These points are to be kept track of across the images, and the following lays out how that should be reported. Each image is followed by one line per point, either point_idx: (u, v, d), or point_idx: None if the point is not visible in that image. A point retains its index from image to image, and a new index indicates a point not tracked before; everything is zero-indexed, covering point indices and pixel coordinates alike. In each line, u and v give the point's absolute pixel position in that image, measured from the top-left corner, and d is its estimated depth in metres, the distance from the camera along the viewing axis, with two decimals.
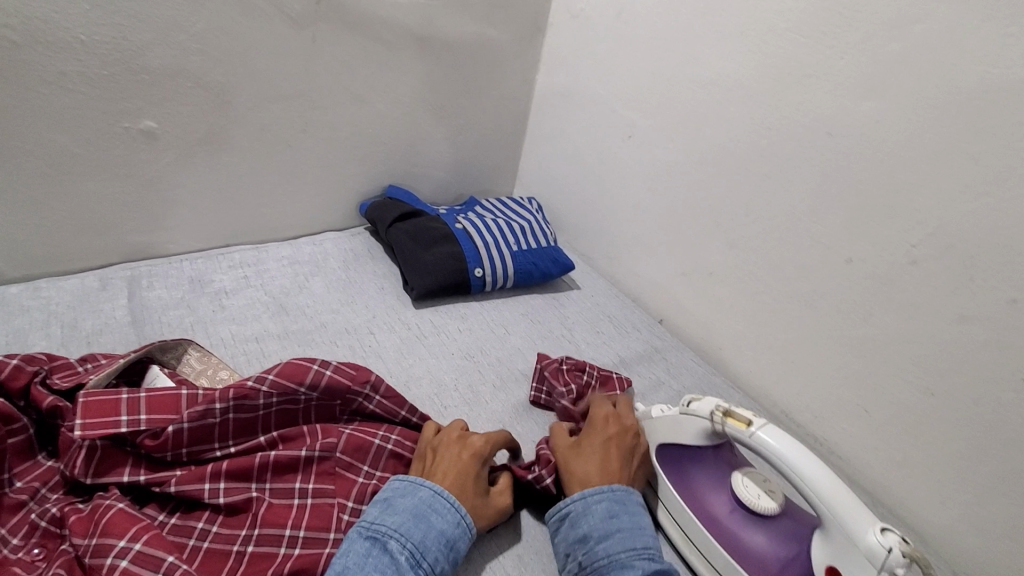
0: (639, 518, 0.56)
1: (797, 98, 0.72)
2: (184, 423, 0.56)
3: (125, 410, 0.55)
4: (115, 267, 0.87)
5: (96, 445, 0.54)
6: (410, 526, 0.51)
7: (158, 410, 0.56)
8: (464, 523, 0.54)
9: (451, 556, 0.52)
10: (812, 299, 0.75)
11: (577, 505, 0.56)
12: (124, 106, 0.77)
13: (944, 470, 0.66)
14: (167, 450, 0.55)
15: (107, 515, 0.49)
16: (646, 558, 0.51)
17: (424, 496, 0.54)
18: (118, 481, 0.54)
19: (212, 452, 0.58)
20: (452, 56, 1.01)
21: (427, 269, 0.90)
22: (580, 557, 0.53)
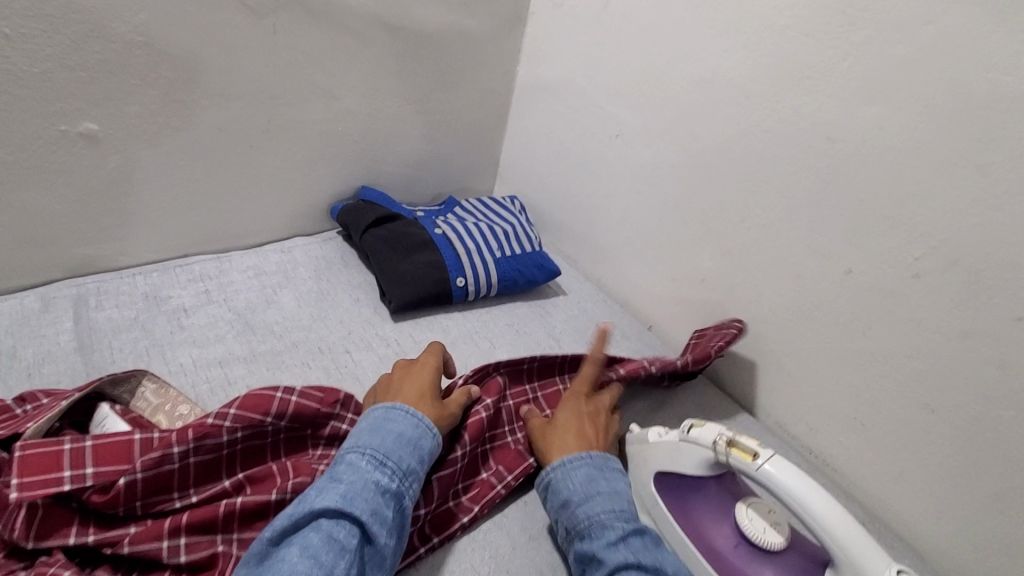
0: (619, 482, 0.58)
1: (796, 100, 0.68)
2: (138, 473, 0.50)
3: (69, 464, 0.48)
4: (60, 284, 0.79)
5: (38, 505, 0.48)
6: (366, 438, 0.52)
7: (108, 461, 0.50)
8: (423, 425, 0.55)
9: (416, 453, 0.53)
10: (809, 310, 0.72)
11: (557, 471, 0.59)
12: (58, 107, 0.69)
13: (941, 487, 0.65)
14: (120, 504, 0.50)
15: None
16: (624, 520, 0.54)
17: (377, 414, 0.55)
18: (64, 544, 0.47)
19: (171, 503, 0.52)
20: (426, 47, 0.94)
21: (405, 279, 0.85)
22: (564, 522, 0.56)
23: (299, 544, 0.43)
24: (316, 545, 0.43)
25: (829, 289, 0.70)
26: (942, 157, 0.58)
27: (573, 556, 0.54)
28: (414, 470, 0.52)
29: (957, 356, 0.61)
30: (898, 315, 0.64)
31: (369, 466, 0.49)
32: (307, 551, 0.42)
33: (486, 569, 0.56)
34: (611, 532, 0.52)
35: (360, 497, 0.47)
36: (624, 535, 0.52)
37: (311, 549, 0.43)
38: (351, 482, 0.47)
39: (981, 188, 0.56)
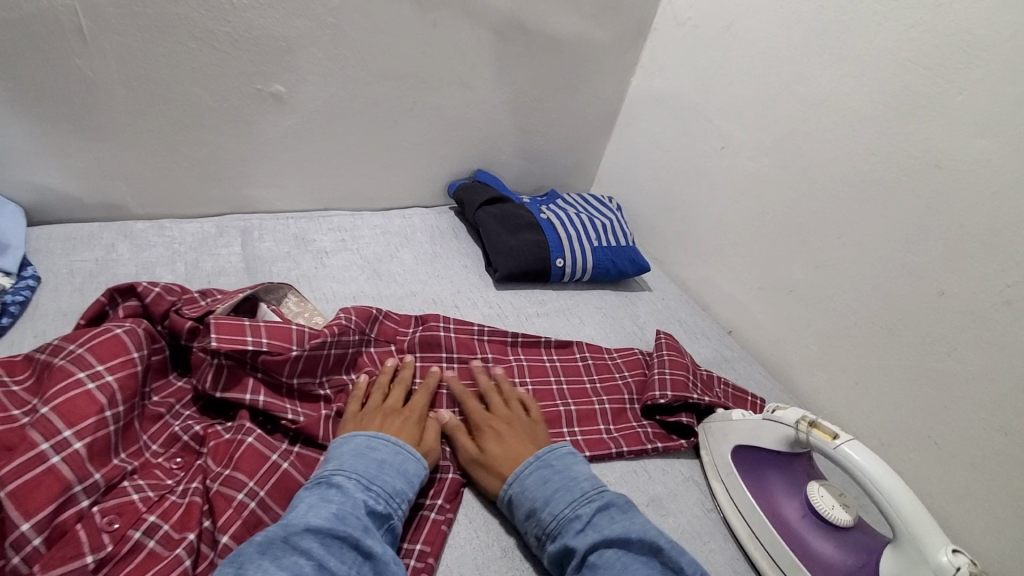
0: (572, 468, 0.59)
1: (907, 128, 0.73)
2: (302, 351, 0.63)
3: (249, 334, 0.61)
4: (229, 216, 0.94)
5: (223, 364, 0.60)
6: (347, 463, 0.54)
7: (277, 338, 0.62)
8: (406, 450, 0.57)
9: (404, 476, 0.55)
10: (895, 327, 0.76)
11: (515, 486, 0.58)
12: (260, 69, 0.83)
13: (1009, 512, 0.67)
14: (281, 378, 0.62)
15: (240, 448, 0.54)
16: (585, 503, 0.55)
17: (360, 440, 0.56)
18: (242, 400, 0.59)
19: (316, 388, 0.65)
20: (555, 51, 1.04)
21: (511, 253, 0.94)
22: (535, 529, 0.56)
23: (290, 568, 0.44)
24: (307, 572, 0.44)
25: (919, 308, 0.73)
26: None
27: (550, 559, 0.54)
28: (401, 491, 0.54)
29: None
30: (986, 339, 0.67)
31: (357, 487, 0.52)
32: None
33: None
34: (578, 521, 0.54)
35: (347, 517, 0.49)
36: (590, 518, 0.54)
37: None
38: (341, 503, 0.50)
39: None
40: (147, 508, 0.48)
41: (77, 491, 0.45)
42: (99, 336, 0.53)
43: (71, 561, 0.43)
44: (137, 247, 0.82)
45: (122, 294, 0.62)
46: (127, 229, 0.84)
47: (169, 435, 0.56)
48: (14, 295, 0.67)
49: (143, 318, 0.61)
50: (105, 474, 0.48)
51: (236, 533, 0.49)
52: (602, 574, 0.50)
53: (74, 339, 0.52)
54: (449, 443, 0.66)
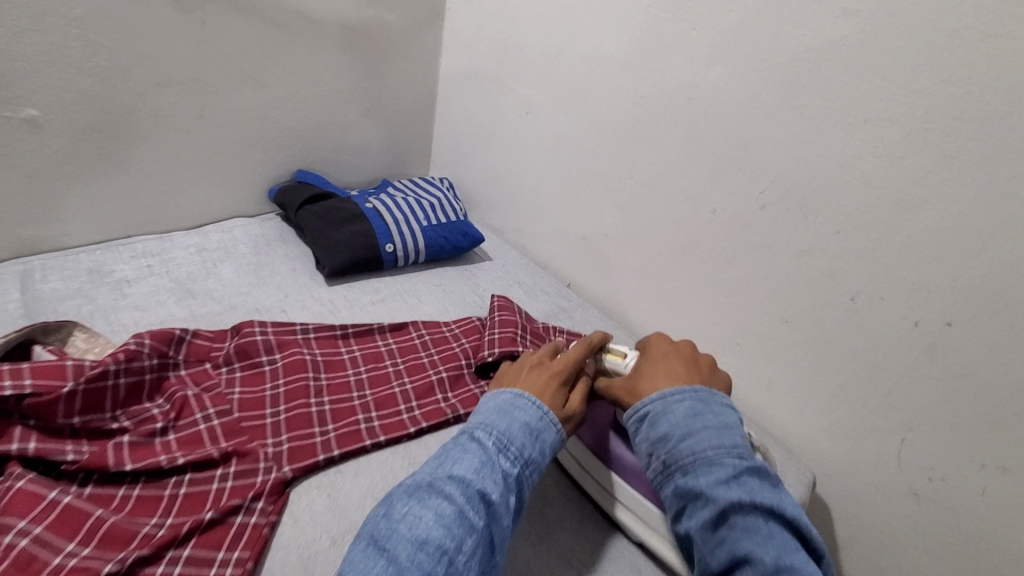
0: (726, 417, 0.56)
1: (661, 67, 0.80)
2: (80, 385, 0.58)
3: (7, 378, 0.55)
4: (5, 263, 0.83)
5: None
6: (495, 419, 0.55)
7: (44, 377, 0.57)
8: (548, 416, 0.57)
9: (537, 444, 0.54)
10: (688, 249, 0.84)
11: (658, 404, 0.57)
12: (2, 94, 0.75)
13: (801, 388, 0.76)
14: (59, 420, 0.57)
15: (7, 494, 0.50)
16: (735, 455, 0.52)
17: (504, 398, 0.57)
18: (5, 452, 0.53)
19: (104, 422, 0.59)
20: (352, 40, 1.03)
21: (338, 246, 0.93)
22: (663, 455, 0.54)
23: (434, 509, 0.46)
24: (450, 516, 0.46)
25: (701, 227, 0.81)
26: (771, 103, 0.70)
27: (673, 490, 0.53)
28: (535, 460, 0.54)
29: (799, 271, 0.72)
30: (753, 242, 0.76)
31: (494, 448, 0.52)
32: (441, 521, 0.45)
33: (404, 473, 0.64)
34: (720, 470, 0.51)
35: (488, 477, 0.49)
36: (737, 473, 0.51)
37: (445, 519, 0.46)
38: (481, 458, 0.51)
39: (801, 126, 0.69)
40: None
41: None
42: None
43: None
44: None
45: None
46: None
47: None
48: None
49: None
50: None
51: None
52: (743, 536, 0.47)
53: None
54: (272, 445, 0.63)
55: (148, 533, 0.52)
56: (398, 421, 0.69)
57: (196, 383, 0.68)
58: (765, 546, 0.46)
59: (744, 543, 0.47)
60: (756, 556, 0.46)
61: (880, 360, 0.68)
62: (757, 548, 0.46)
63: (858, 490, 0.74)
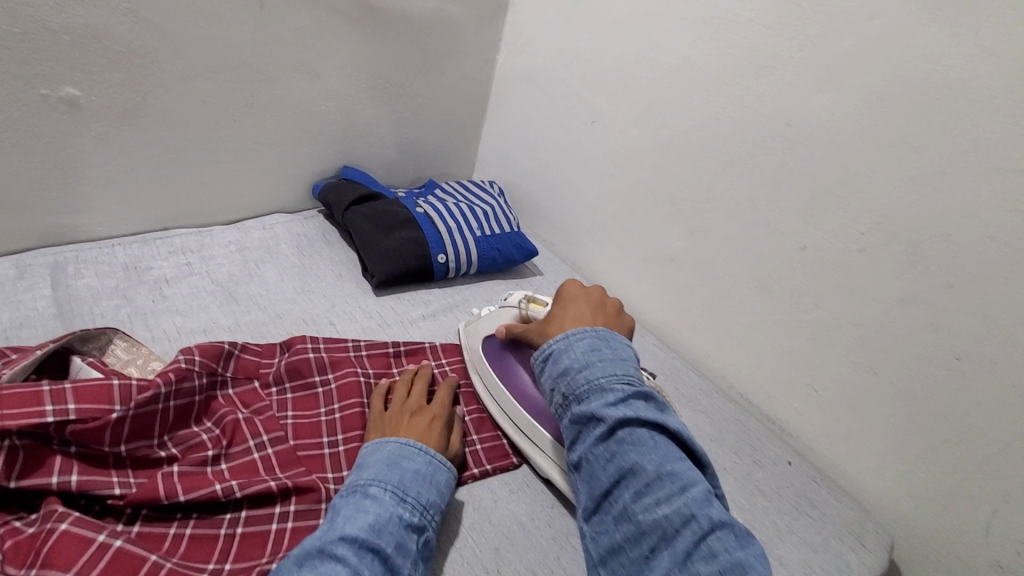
0: (621, 349, 0.59)
1: (758, 88, 0.74)
2: (130, 410, 0.52)
3: (49, 402, 0.49)
4: (35, 252, 0.77)
5: (19, 447, 0.48)
6: (386, 472, 0.53)
7: (90, 400, 0.51)
8: (438, 462, 0.57)
9: (433, 491, 0.55)
10: (768, 284, 0.78)
11: (559, 343, 0.59)
12: (41, 70, 0.68)
13: (883, 444, 0.72)
14: (104, 448, 0.51)
15: (49, 541, 0.44)
16: (627, 382, 0.55)
17: (391, 448, 0.56)
18: (46, 486, 0.48)
19: (152, 450, 0.54)
20: (410, 31, 0.96)
21: (388, 254, 0.87)
22: (563, 389, 0.57)
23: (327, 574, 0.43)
24: None
25: (787, 264, 0.76)
26: (887, 140, 0.65)
27: (570, 419, 0.56)
28: (433, 504, 0.54)
29: (898, 323, 0.67)
30: (847, 287, 0.71)
31: (391, 502, 0.51)
32: None
33: (469, 518, 0.59)
34: (613, 393, 0.54)
35: (386, 531, 0.48)
36: (627, 396, 0.54)
37: None
38: (378, 515, 0.49)
39: (920, 168, 0.63)
40: None
41: None
42: None
43: None
44: None
45: None
46: None
47: None
48: None
49: None
50: None
51: None
52: (630, 450, 0.52)
53: None
54: (331, 480, 0.59)
55: None
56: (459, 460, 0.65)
57: (245, 403, 0.62)
58: (649, 455, 0.51)
59: (630, 456, 0.51)
60: (640, 466, 0.51)
61: (984, 426, 0.63)
62: (642, 458, 0.51)
63: (936, 556, 0.70)
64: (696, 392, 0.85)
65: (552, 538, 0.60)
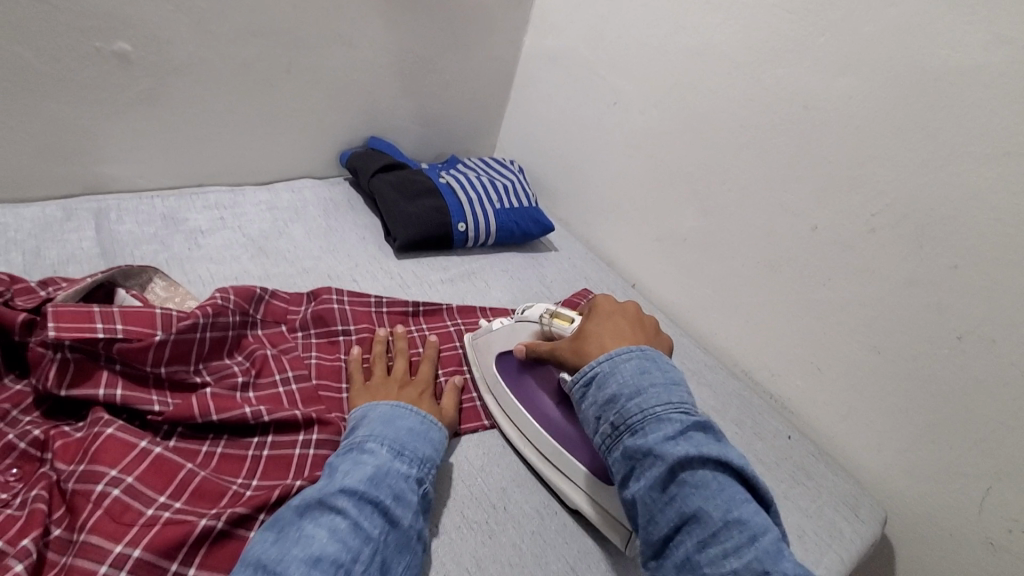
0: (671, 370, 0.54)
1: (778, 71, 0.76)
2: (170, 335, 0.56)
3: (100, 320, 0.53)
4: (80, 198, 0.82)
5: (70, 359, 0.52)
6: (381, 429, 0.55)
7: (136, 323, 0.55)
8: (429, 420, 0.58)
9: (429, 444, 0.56)
10: (778, 264, 0.80)
11: (605, 365, 0.54)
12: (97, 24, 0.72)
13: (882, 422, 0.74)
14: (145, 368, 0.55)
15: (96, 441, 0.48)
16: (683, 412, 0.51)
17: (383, 409, 0.58)
18: (93, 397, 0.52)
19: (188, 376, 0.58)
20: (442, 8, 0.99)
21: (411, 219, 0.91)
22: (611, 418, 0.52)
23: (327, 526, 0.45)
24: (343, 529, 0.45)
25: (797, 245, 0.78)
26: (902, 123, 0.67)
27: (621, 452, 0.51)
28: (430, 457, 0.55)
29: (903, 303, 0.69)
30: (855, 267, 0.73)
31: (387, 456, 0.52)
32: (335, 535, 0.44)
33: (479, 462, 0.63)
34: (670, 427, 0.49)
35: (384, 484, 0.49)
36: (684, 428, 0.49)
37: (339, 533, 0.45)
38: (375, 468, 0.50)
39: (931, 151, 0.65)
40: None
41: None
42: None
43: None
44: None
45: None
46: None
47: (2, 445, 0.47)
48: None
49: None
50: None
51: (96, 524, 0.43)
52: (692, 493, 0.46)
53: None
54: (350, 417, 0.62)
55: (237, 492, 0.51)
56: (471, 411, 0.68)
57: (272, 342, 0.66)
58: (713, 500, 0.46)
59: (691, 501, 0.46)
60: (705, 512, 0.45)
61: (982, 404, 0.65)
62: (706, 503, 0.46)
63: (928, 533, 0.72)
64: (702, 367, 0.87)
65: (557, 485, 0.63)
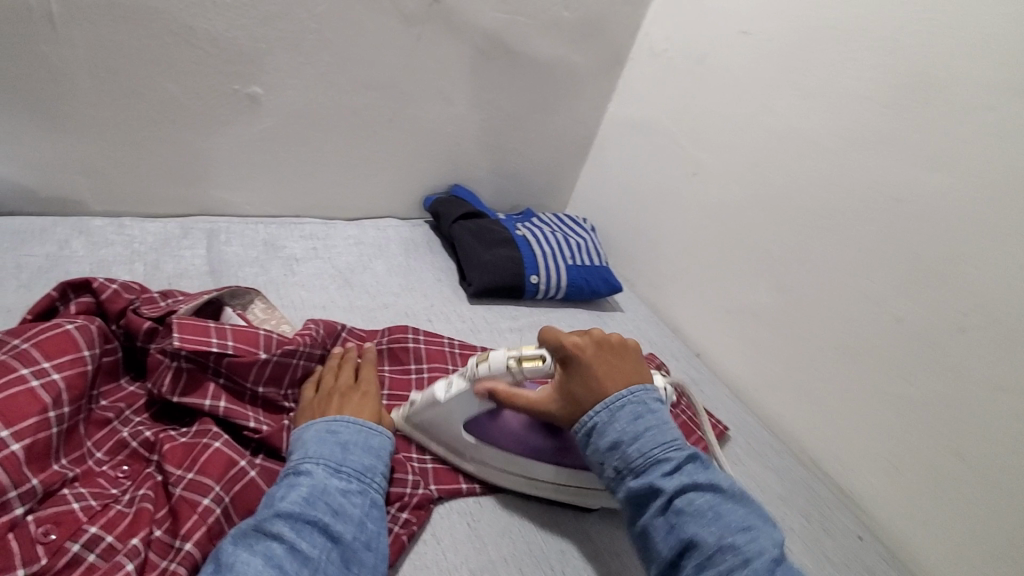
0: (663, 412, 0.55)
1: (866, 161, 0.77)
2: (273, 357, 0.60)
3: (215, 336, 0.57)
4: (195, 218, 0.90)
5: (184, 368, 0.57)
6: (324, 449, 0.52)
7: (244, 343, 0.59)
8: (367, 428, 0.55)
9: (372, 454, 0.54)
10: (855, 351, 0.79)
11: (602, 413, 0.54)
12: (239, 70, 0.81)
13: (961, 533, 0.69)
14: (245, 385, 0.59)
15: (205, 453, 0.51)
16: (678, 448, 0.52)
17: (318, 428, 0.54)
18: (199, 407, 0.56)
19: (281, 399, 0.62)
20: (536, 73, 1.06)
21: (486, 267, 0.94)
22: (614, 462, 0.52)
23: (263, 553, 0.43)
24: (280, 555, 0.43)
25: (879, 334, 0.76)
26: (999, 226, 0.66)
27: (625, 494, 0.51)
28: (371, 466, 0.52)
29: (993, 409, 0.66)
30: (940, 364, 0.71)
31: (323, 474, 0.49)
32: (271, 561, 0.42)
33: (540, 519, 0.63)
34: (668, 466, 0.50)
35: (321, 503, 0.47)
36: (681, 463, 0.51)
37: (276, 559, 0.42)
38: (310, 488, 0.48)
39: None
40: (89, 518, 0.45)
41: (11, 496, 0.42)
42: (47, 330, 0.49)
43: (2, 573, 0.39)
44: (92, 245, 0.77)
45: (75, 290, 0.59)
46: (83, 226, 0.80)
47: (116, 442, 0.52)
48: None
49: (97, 317, 0.58)
50: (44, 479, 0.44)
51: (197, 539, 0.45)
52: (691, 521, 0.48)
53: (20, 332, 0.49)
54: (417, 459, 0.64)
55: None
56: None
57: None
58: (708, 526, 0.47)
59: (691, 527, 0.47)
60: (702, 538, 0.47)
61: None
62: (702, 529, 0.47)
63: None
64: (766, 448, 0.85)
65: (614, 554, 0.62)
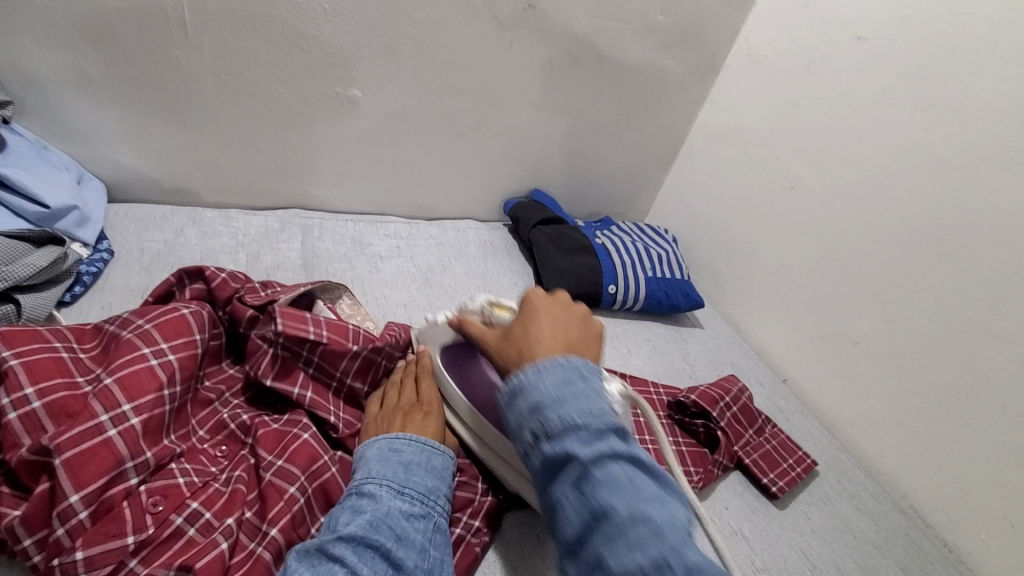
0: (598, 378, 0.45)
1: (1003, 183, 0.69)
2: (358, 353, 0.62)
3: (311, 326, 0.60)
4: (293, 213, 0.96)
5: (279, 355, 0.60)
6: (386, 472, 0.51)
7: (335, 335, 0.61)
8: (429, 447, 0.55)
9: (433, 476, 0.53)
10: (975, 394, 0.71)
11: (527, 372, 0.44)
12: (340, 74, 0.85)
13: None
14: (331, 377, 0.61)
15: (295, 442, 0.54)
16: (603, 412, 0.42)
17: (381, 445, 0.54)
18: (288, 393, 0.59)
19: (364, 394, 0.64)
20: (626, 79, 1.03)
21: (564, 274, 0.93)
22: (534, 424, 0.42)
23: None
24: None
25: (1007, 378, 0.68)
26: None
27: (540, 463, 0.42)
28: (433, 489, 0.52)
29: None
30: None
31: (386, 497, 0.49)
32: None
33: None
34: (588, 428, 0.40)
35: (383, 525, 0.46)
36: (605, 431, 0.41)
37: None
38: (374, 512, 0.47)
39: None
40: (191, 493, 0.48)
41: (128, 467, 0.45)
42: (166, 314, 0.54)
43: (114, 539, 0.42)
44: (204, 234, 0.84)
45: (190, 276, 0.63)
46: (197, 216, 0.87)
47: (216, 422, 0.56)
48: (88, 266, 0.70)
49: (207, 303, 0.63)
50: (156, 453, 0.48)
51: (281, 526, 0.48)
52: (605, 492, 0.38)
53: (144, 314, 0.53)
54: None
55: None
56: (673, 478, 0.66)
57: None
58: (628, 501, 0.37)
59: (605, 499, 0.38)
60: (615, 510, 0.37)
61: None
62: (617, 504, 0.37)
63: None
64: (858, 489, 0.79)
65: None
